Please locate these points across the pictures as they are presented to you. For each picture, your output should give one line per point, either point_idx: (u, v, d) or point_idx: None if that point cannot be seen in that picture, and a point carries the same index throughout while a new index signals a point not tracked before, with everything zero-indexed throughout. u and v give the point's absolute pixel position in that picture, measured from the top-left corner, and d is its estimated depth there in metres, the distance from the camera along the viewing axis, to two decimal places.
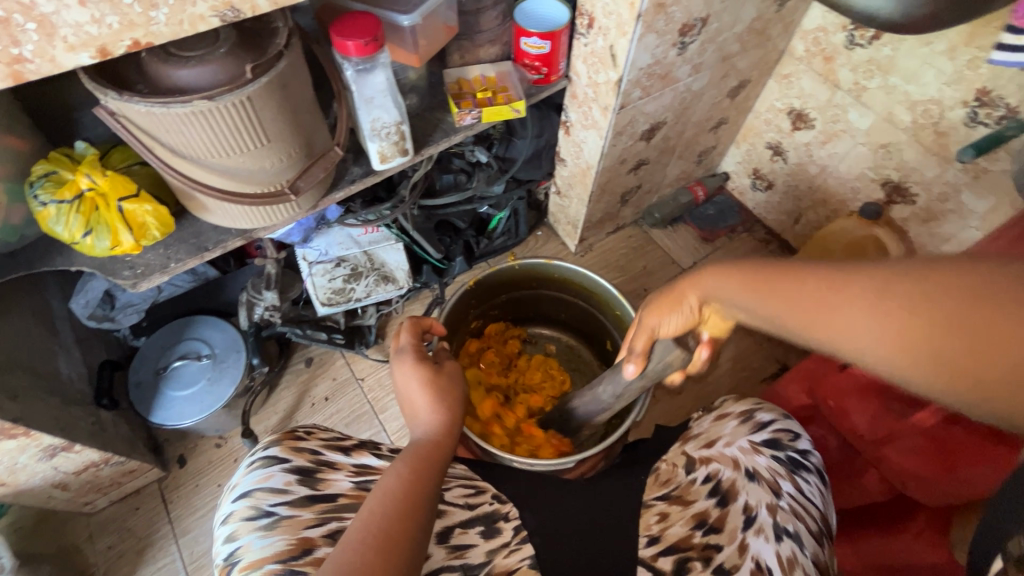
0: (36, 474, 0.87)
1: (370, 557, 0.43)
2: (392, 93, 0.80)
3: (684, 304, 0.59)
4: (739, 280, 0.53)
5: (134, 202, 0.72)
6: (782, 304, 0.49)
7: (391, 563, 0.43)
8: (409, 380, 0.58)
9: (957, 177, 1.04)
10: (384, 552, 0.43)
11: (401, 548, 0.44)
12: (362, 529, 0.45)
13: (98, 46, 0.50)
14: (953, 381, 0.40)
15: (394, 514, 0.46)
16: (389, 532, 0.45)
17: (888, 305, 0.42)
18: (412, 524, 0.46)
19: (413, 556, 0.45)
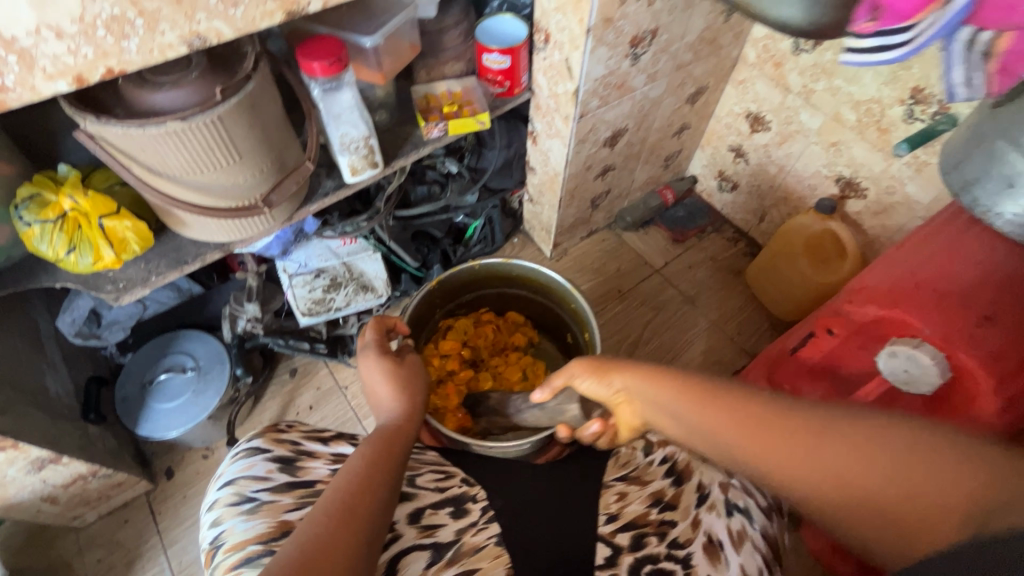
0: (25, 488, 0.89)
1: (338, 521, 0.47)
2: (359, 109, 0.85)
3: (607, 381, 0.64)
4: (670, 388, 0.57)
5: (115, 219, 0.76)
6: (727, 421, 0.52)
7: (352, 532, 0.47)
8: (374, 373, 0.64)
9: (902, 170, 1.10)
10: (350, 517, 0.47)
11: (362, 521, 0.48)
12: (329, 500, 0.49)
13: (74, 75, 0.54)
14: (886, 527, 0.45)
15: (357, 491, 0.50)
16: (352, 507, 0.48)
17: (845, 445, 0.47)
18: (376, 494, 0.51)
19: (377, 521, 0.49)
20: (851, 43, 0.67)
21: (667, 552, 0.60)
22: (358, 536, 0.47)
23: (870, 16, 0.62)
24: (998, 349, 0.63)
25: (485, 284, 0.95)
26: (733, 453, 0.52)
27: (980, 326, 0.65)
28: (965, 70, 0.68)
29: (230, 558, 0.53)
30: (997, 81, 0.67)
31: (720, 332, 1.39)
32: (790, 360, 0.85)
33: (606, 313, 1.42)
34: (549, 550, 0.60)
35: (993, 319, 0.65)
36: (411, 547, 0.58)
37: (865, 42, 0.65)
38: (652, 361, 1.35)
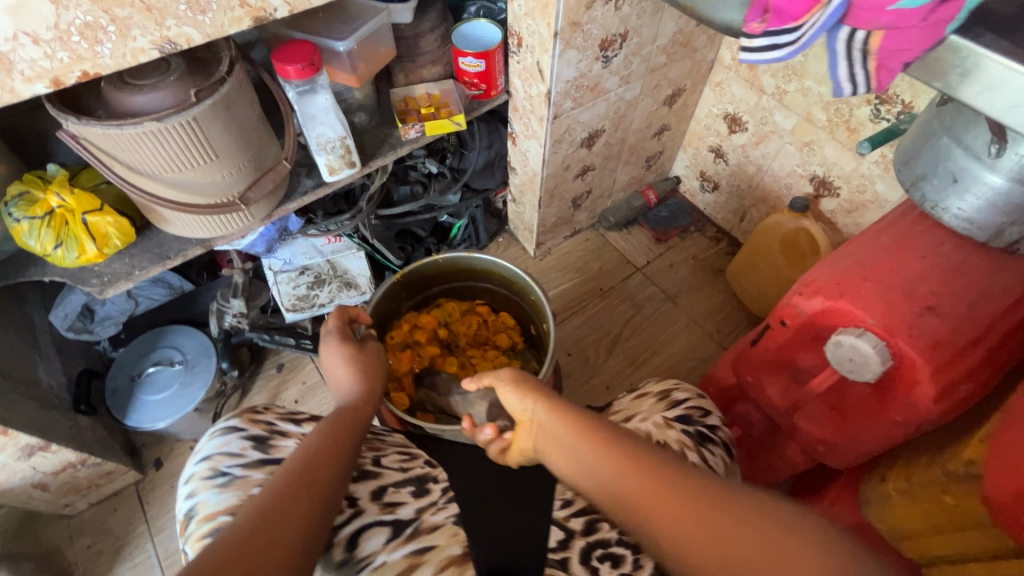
0: (15, 474, 0.93)
1: (292, 485, 0.52)
2: (334, 111, 0.89)
3: (527, 402, 0.65)
4: (573, 424, 0.60)
5: (98, 215, 0.80)
6: (616, 465, 0.55)
7: (304, 500, 0.52)
8: (334, 358, 0.69)
9: (871, 169, 1.12)
10: (304, 482, 0.53)
11: (314, 491, 0.53)
12: (287, 467, 0.54)
13: (51, 77, 0.58)
14: None
15: (310, 465, 0.55)
16: (305, 479, 0.53)
17: (714, 521, 0.49)
18: (331, 463, 0.56)
19: (331, 486, 0.55)
20: (741, 43, 0.61)
21: (618, 537, 0.63)
22: (310, 498, 0.52)
23: (759, 16, 0.58)
24: (935, 337, 0.65)
25: (453, 277, 0.98)
26: (615, 500, 0.53)
27: (921, 315, 0.67)
28: (847, 66, 0.58)
29: (203, 527, 0.57)
30: (880, 78, 0.58)
31: (699, 330, 1.41)
32: (750, 351, 0.86)
33: (588, 311, 1.44)
34: (504, 533, 0.61)
35: (935, 309, 0.67)
36: (371, 523, 0.60)
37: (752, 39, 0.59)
38: (632, 357, 1.37)
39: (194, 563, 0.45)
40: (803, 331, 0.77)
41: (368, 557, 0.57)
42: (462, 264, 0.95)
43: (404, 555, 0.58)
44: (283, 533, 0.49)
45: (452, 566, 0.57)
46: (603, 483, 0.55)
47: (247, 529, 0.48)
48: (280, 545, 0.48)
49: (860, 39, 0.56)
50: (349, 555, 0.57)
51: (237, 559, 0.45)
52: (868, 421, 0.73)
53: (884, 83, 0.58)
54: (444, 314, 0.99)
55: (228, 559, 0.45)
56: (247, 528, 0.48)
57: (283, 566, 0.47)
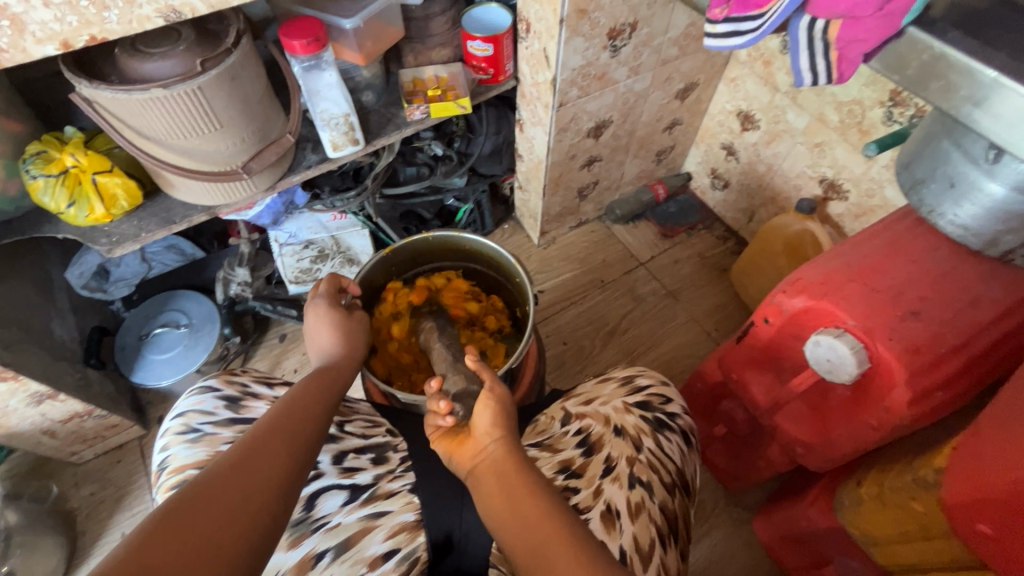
0: (26, 419, 0.99)
1: (272, 439, 0.55)
2: (339, 88, 0.91)
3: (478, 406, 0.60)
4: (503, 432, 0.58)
5: (107, 176, 0.83)
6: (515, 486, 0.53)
7: (280, 451, 0.55)
8: (319, 318, 0.71)
9: (881, 173, 1.10)
10: (282, 436, 0.56)
11: (290, 443, 0.56)
12: (267, 421, 0.57)
13: (61, 40, 0.61)
14: None
15: (289, 419, 0.58)
16: (283, 431, 0.56)
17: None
18: (309, 419, 0.59)
19: (307, 440, 0.58)
20: (707, 29, 0.62)
21: None
22: (289, 450, 0.55)
23: (723, 4, 0.60)
24: (915, 343, 0.65)
25: (444, 256, 1.00)
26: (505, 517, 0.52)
27: (903, 320, 0.66)
28: (809, 58, 0.56)
29: (172, 479, 0.60)
30: (842, 69, 0.56)
31: (697, 327, 1.41)
32: (736, 348, 0.85)
33: (587, 302, 1.45)
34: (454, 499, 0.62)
35: (918, 315, 0.66)
36: (331, 485, 0.63)
37: (715, 26, 0.60)
38: (628, 350, 1.38)
39: (172, 502, 0.48)
40: (785, 329, 0.76)
41: (324, 517, 0.61)
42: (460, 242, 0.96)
43: (358, 518, 0.61)
44: (262, 478, 0.52)
45: (404, 531, 0.60)
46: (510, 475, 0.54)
47: (223, 475, 0.50)
48: (256, 490, 0.51)
49: (819, 29, 0.54)
50: (306, 514, 0.60)
51: (213, 502, 0.48)
52: (847, 423, 0.72)
53: (845, 74, 0.57)
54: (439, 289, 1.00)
55: (203, 500, 0.48)
56: (227, 473, 0.51)
57: (258, 510, 0.50)
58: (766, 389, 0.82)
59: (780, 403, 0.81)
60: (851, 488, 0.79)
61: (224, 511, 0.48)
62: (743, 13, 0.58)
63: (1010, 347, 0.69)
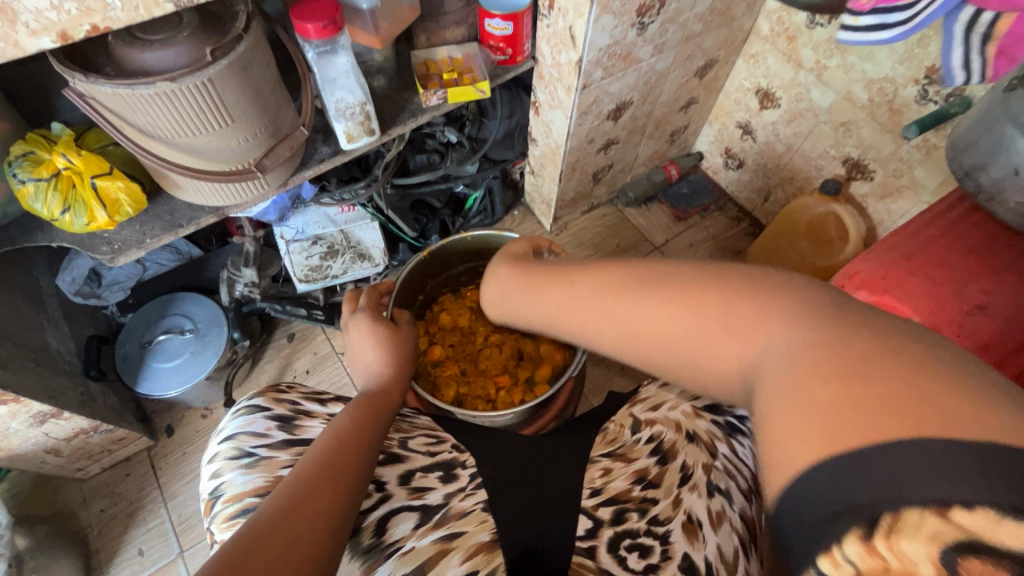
0: (28, 439, 0.92)
1: (320, 477, 0.49)
2: (355, 74, 0.84)
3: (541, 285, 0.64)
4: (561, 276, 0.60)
5: (107, 179, 0.76)
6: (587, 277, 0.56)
7: (335, 490, 0.48)
8: (365, 336, 0.67)
9: (911, 153, 1.08)
10: (331, 472, 0.50)
11: (342, 479, 0.50)
12: (314, 457, 0.51)
13: (58, 31, 0.54)
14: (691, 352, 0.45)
15: (339, 452, 0.52)
16: (336, 465, 0.50)
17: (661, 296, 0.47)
18: (360, 449, 0.53)
19: (359, 473, 0.51)
20: (843, 20, 0.58)
21: (646, 528, 0.61)
22: (341, 489, 0.49)
23: None
24: (984, 339, 0.63)
25: (480, 257, 0.97)
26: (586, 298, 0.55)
27: (970, 315, 0.65)
28: (963, 52, 0.54)
29: (230, 508, 0.54)
30: (998, 66, 0.54)
31: None
32: None
33: None
34: (527, 507, 0.60)
35: (985, 309, 0.65)
36: (400, 508, 0.60)
37: (860, 19, 0.56)
38: None
39: (219, 554, 0.41)
40: None
41: (397, 542, 0.57)
42: (473, 242, 0.93)
43: (432, 541, 0.57)
44: (315, 523, 0.45)
45: (481, 553, 0.56)
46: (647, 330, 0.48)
47: (275, 519, 0.44)
48: (311, 536, 0.45)
49: (984, 24, 0.51)
50: (378, 539, 0.57)
51: (267, 553, 0.42)
52: None
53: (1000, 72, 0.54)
54: (462, 302, 0.99)
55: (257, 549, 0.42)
56: (279, 518, 0.45)
57: (314, 560, 0.44)
58: None
59: None
60: None
61: (279, 563, 0.42)
62: (888, 4, 0.55)
63: None
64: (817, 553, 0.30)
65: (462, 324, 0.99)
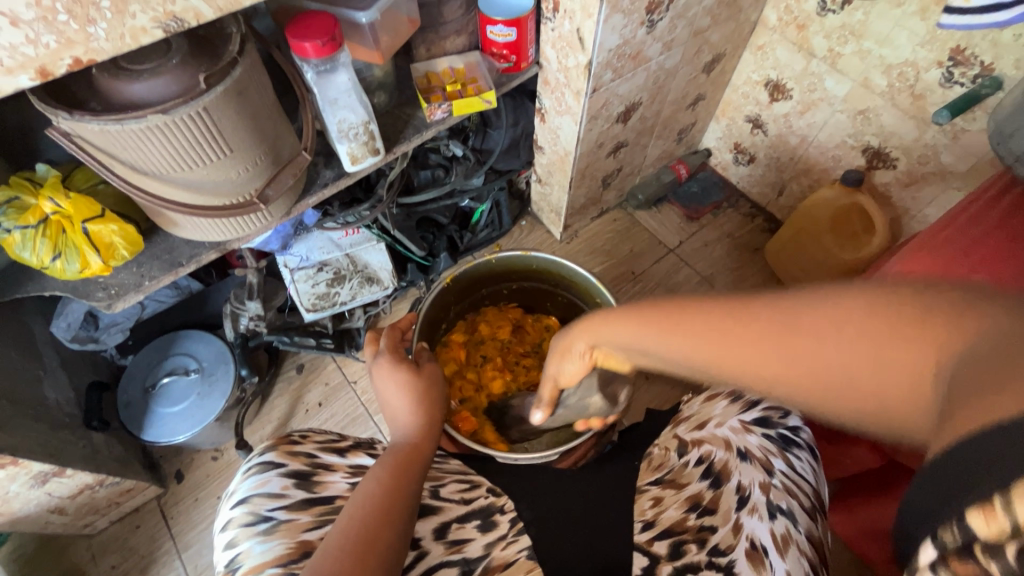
0: (30, 501, 0.87)
1: (356, 552, 0.43)
2: (357, 93, 0.79)
3: (574, 350, 0.59)
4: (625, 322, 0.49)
5: (100, 222, 0.70)
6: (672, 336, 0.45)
7: (371, 571, 0.43)
8: (389, 377, 0.61)
9: (937, 138, 1.03)
10: (368, 544, 0.44)
11: (379, 556, 0.44)
12: (348, 527, 0.45)
13: (37, 67, 0.49)
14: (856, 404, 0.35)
15: (376, 518, 0.46)
16: (373, 536, 0.45)
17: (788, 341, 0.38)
18: (397, 512, 0.48)
19: (399, 540, 0.46)
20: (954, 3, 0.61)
21: (708, 560, 0.54)
22: (380, 564, 0.44)
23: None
24: None
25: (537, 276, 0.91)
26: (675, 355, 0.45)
27: None
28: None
29: None
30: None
31: None
32: None
33: (619, 298, 1.36)
34: (586, 556, 0.54)
35: None
36: (438, 565, 0.52)
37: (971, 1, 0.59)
38: None
39: None
40: None
41: None
42: (519, 268, 0.91)
43: None
44: None
45: None
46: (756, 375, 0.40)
47: None
48: None
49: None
50: None
51: None
52: None
53: None
54: (497, 321, 0.96)
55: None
56: None
57: None
58: None
59: None
60: None
61: None
62: None
63: None
64: (968, 507, 0.26)
65: (499, 339, 0.96)
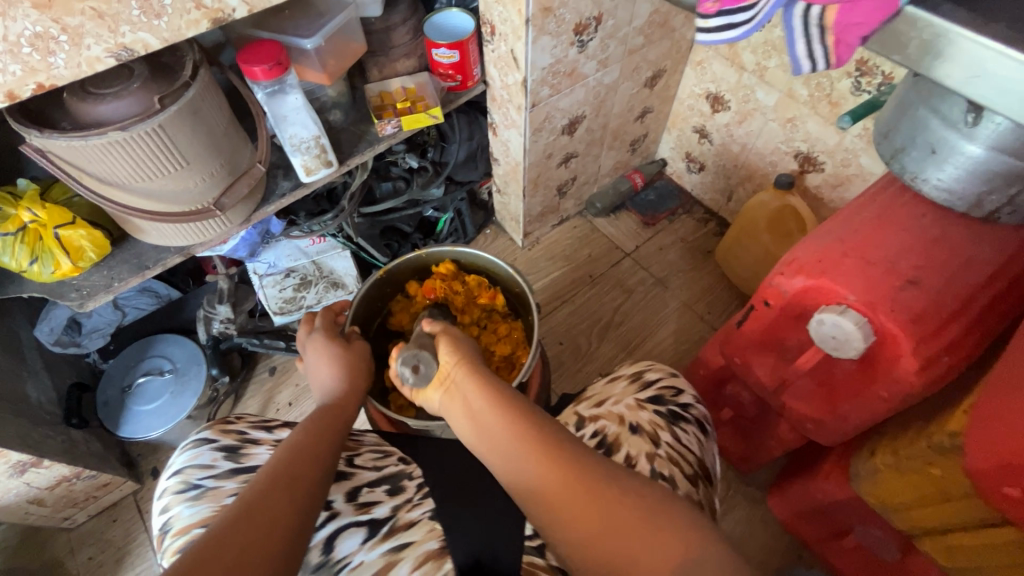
0: (10, 490, 0.93)
1: (272, 490, 0.50)
2: (306, 110, 0.88)
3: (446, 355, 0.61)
4: (477, 388, 0.58)
5: (70, 228, 0.79)
6: (498, 427, 0.56)
7: (285, 506, 0.49)
8: (319, 354, 0.68)
9: (854, 142, 1.11)
10: (284, 483, 0.51)
11: (295, 493, 0.51)
12: (267, 471, 0.52)
13: (5, 92, 0.57)
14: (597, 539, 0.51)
15: (294, 464, 0.53)
16: (290, 478, 0.52)
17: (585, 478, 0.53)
18: (314, 462, 0.54)
19: (314, 483, 0.53)
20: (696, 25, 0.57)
21: None
22: (293, 501, 0.50)
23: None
24: (917, 310, 0.65)
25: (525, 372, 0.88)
26: (495, 440, 0.56)
27: (902, 290, 0.66)
28: (806, 43, 0.54)
29: (177, 541, 0.56)
30: (840, 53, 0.54)
31: (690, 312, 1.41)
32: (738, 333, 0.84)
33: (577, 299, 1.43)
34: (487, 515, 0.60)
35: (917, 283, 0.67)
36: (348, 524, 0.59)
37: (708, 20, 0.55)
38: (625, 342, 1.37)
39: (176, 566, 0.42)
40: (787, 311, 0.76)
41: (345, 558, 0.57)
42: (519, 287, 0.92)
43: (381, 553, 0.57)
44: (270, 531, 0.47)
45: (430, 560, 0.56)
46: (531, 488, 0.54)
47: (227, 531, 0.45)
48: (264, 543, 0.46)
49: (815, 15, 0.52)
50: (327, 557, 0.57)
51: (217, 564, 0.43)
52: (856, 396, 0.73)
53: (846, 57, 0.54)
54: (492, 322, 0.98)
55: (201, 568, 0.42)
56: (231, 529, 0.46)
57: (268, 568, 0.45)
58: (771, 370, 0.82)
59: (787, 383, 0.81)
60: (866, 458, 0.78)
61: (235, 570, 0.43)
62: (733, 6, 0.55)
63: (1004, 302, 0.70)
64: None
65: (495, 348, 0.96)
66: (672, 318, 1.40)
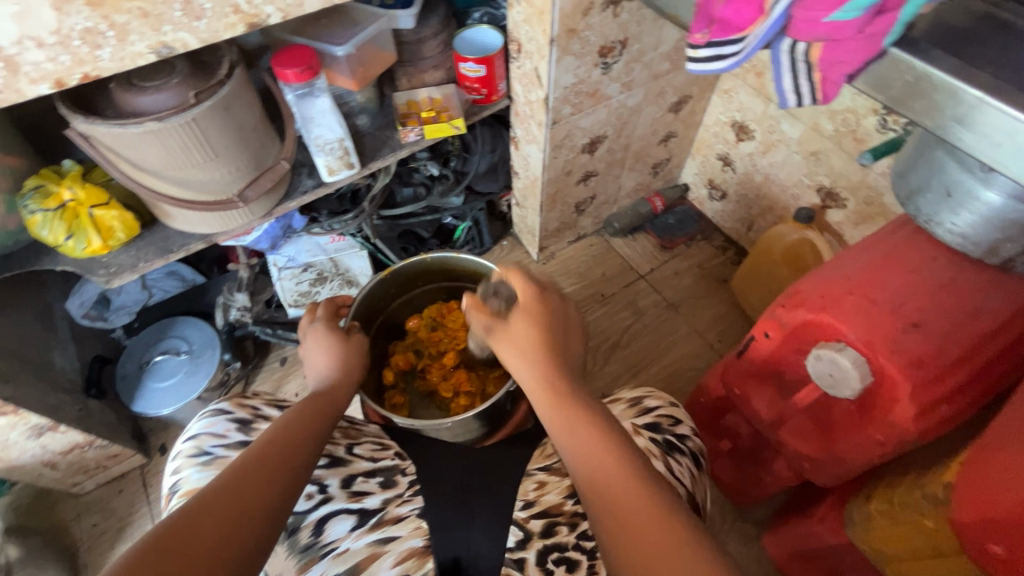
0: (27, 451, 0.99)
1: (260, 462, 0.52)
2: (333, 113, 0.92)
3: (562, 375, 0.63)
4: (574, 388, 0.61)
5: (104, 208, 0.84)
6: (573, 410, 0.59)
7: (269, 478, 0.51)
8: (318, 344, 0.71)
9: (878, 180, 1.10)
10: (271, 458, 0.53)
11: (280, 468, 0.52)
12: (259, 443, 0.54)
13: (54, 79, 0.62)
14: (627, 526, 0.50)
15: (284, 441, 0.55)
16: (277, 453, 0.53)
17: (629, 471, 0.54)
18: (303, 440, 0.56)
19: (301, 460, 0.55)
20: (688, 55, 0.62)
21: (575, 542, 0.61)
22: (278, 475, 0.52)
23: (704, 28, 0.60)
24: (917, 355, 0.64)
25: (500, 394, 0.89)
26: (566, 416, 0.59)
27: (904, 332, 0.65)
28: (791, 79, 0.56)
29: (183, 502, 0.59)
30: (826, 90, 0.56)
31: (700, 339, 1.39)
32: (737, 361, 0.83)
33: (587, 317, 1.44)
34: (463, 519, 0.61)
35: (920, 326, 0.65)
36: (338, 510, 0.62)
37: (696, 51, 0.60)
38: (631, 363, 1.36)
39: (163, 524, 0.45)
40: (786, 343, 0.75)
41: (333, 543, 0.60)
42: None
43: (367, 543, 0.59)
44: (251, 502, 0.49)
45: (412, 557, 0.58)
46: (600, 467, 0.54)
47: (212, 498, 0.47)
48: (246, 514, 0.48)
49: (800, 51, 0.54)
50: (315, 539, 0.60)
51: (199, 528, 0.45)
52: (851, 437, 0.71)
53: (830, 94, 0.56)
54: None
55: (189, 529, 0.45)
56: (217, 496, 0.48)
57: (246, 536, 0.47)
58: (769, 404, 0.81)
59: (784, 418, 0.80)
60: (861, 502, 0.77)
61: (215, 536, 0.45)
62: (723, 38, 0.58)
63: (1012, 353, 0.68)
64: None
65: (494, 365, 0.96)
66: (681, 342, 1.39)
